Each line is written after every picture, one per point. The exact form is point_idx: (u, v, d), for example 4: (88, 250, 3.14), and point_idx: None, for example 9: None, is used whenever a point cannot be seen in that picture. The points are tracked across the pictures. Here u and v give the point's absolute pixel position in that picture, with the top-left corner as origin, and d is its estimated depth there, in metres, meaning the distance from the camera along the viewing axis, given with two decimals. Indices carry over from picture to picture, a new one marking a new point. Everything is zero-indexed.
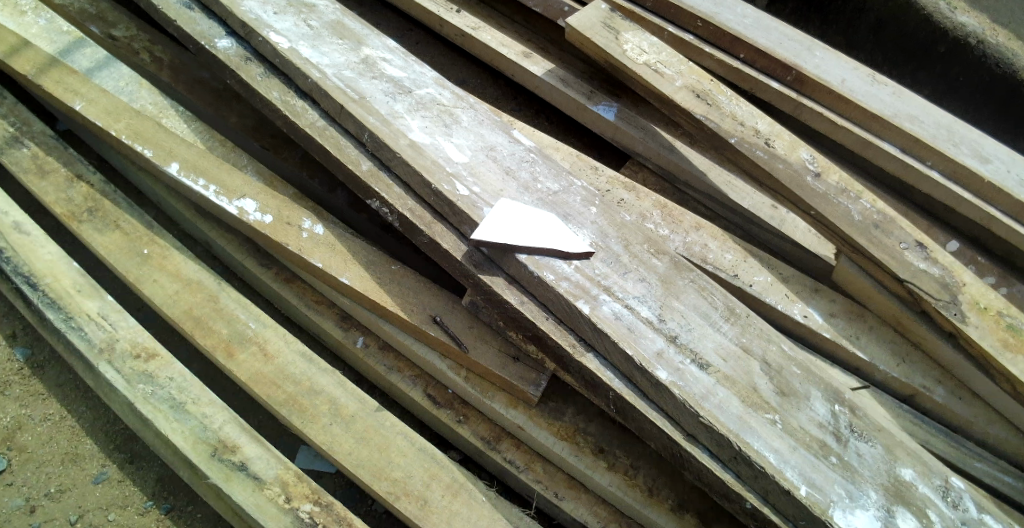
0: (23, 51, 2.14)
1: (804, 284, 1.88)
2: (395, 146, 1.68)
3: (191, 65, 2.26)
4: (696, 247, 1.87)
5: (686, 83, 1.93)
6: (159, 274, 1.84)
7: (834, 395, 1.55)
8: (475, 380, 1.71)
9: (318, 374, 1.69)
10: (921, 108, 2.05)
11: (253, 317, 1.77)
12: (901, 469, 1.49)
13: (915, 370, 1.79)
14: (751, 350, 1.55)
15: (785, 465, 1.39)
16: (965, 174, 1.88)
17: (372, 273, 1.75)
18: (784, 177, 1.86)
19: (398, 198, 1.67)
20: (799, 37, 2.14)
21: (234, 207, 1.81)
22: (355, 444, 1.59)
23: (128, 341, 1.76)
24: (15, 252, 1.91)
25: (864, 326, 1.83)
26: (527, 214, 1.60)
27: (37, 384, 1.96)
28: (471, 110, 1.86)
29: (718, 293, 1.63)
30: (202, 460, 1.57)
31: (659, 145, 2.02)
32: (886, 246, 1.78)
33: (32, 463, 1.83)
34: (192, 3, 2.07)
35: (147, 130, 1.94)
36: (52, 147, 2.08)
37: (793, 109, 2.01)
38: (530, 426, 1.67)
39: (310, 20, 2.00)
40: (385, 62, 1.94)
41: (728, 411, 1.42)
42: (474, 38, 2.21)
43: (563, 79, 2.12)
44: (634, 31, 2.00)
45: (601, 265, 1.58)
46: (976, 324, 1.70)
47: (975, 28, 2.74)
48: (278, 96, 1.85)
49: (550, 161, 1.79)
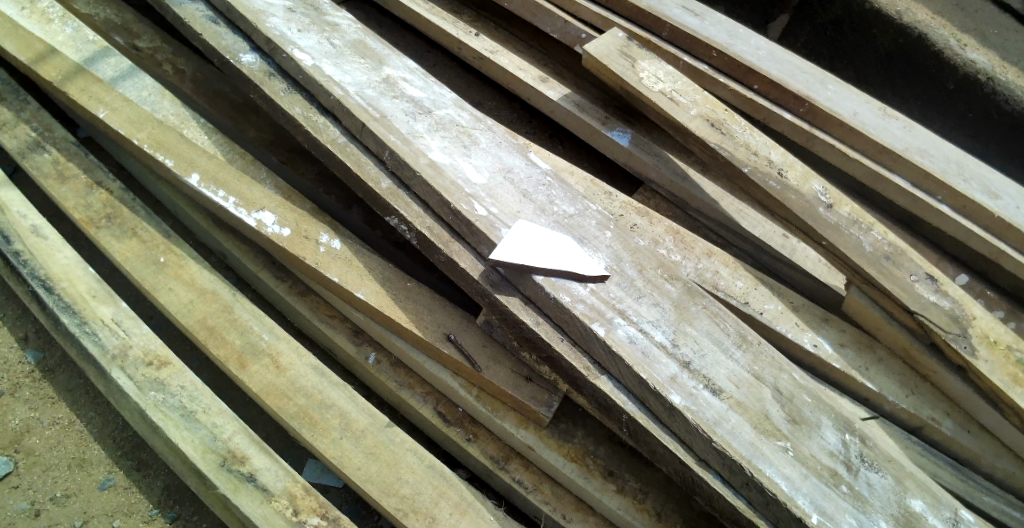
0: (50, 58, 2.17)
1: (814, 314, 1.89)
2: (415, 165, 1.70)
3: (213, 79, 2.32)
4: (707, 273, 1.89)
5: (700, 112, 1.95)
6: (175, 282, 1.86)
7: (844, 424, 1.56)
8: (487, 399, 1.72)
9: (330, 387, 1.70)
10: (932, 143, 2.07)
11: (266, 328, 1.78)
12: (911, 500, 1.49)
13: (924, 402, 1.79)
14: (763, 378, 1.56)
15: (797, 492, 1.39)
16: (975, 209, 1.90)
17: (387, 289, 1.77)
18: (797, 208, 1.87)
19: (416, 216, 1.69)
20: (811, 70, 2.19)
21: (253, 219, 1.83)
22: (364, 459, 1.60)
23: (141, 349, 1.77)
24: (32, 255, 1.93)
25: (874, 357, 1.84)
26: (544, 237, 1.62)
27: (47, 388, 1.97)
28: (489, 132, 1.89)
29: (730, 320, 1.64)
30: (211, 470, 1.57)
31: (672, 172, 2.05)
32: (897, 278, 1.79)
33: (39, 466, 1.83)
34: (218, 18, 2.11)
35: (169, 140, 1.97)
36: (73, 154, 2.12)
37: (806, 140, 2.03)
38: (540, 447, 1.67)
39: (332, 38, 2.05)
40: (406, 82, 1.98)
41: (740, 437, 1.43)
42: (491, 61, 2.25)
43: (579, 104, 2.16)
44: (650, 59, 2.04)
45: (615, 289, 1.59)
46: (985, 357, 1.71)
47: (985, 65, 2.76)
48: (300, 112, 1.87)
49: (566, 185, 1.81)
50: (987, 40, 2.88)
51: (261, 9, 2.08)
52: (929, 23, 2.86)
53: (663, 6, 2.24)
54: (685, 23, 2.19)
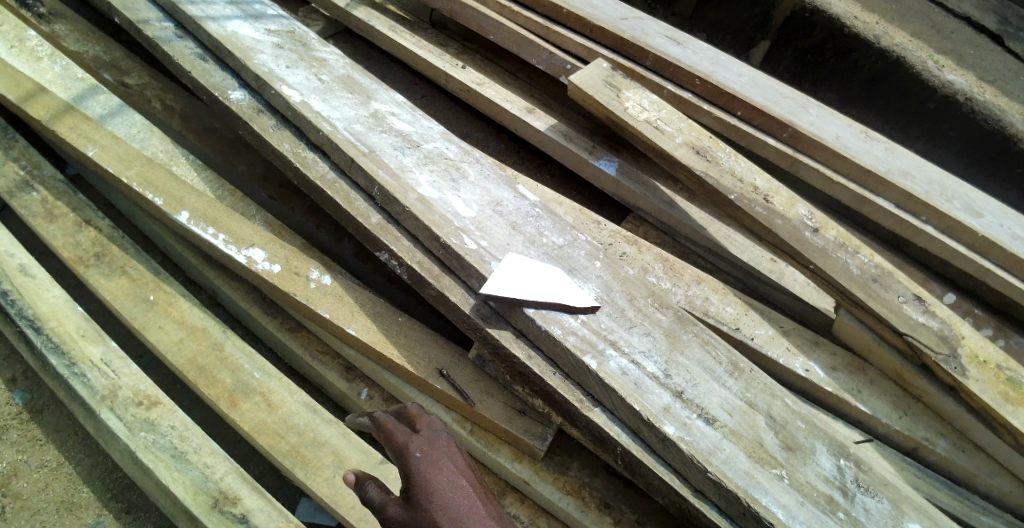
0: (38, 96, 2.17)
1: (805, 337, 1.90)
2: (404, 200, 1.71)
3: (202, 115, 2.33)
4: (697, 299, 1.90)
5: (686, 141, 1.97)
6: (164, 320, 1.85)
7: (839, 449, 1.56)
8: (481, 433, 1.71)
9: (322, 425, 1.68)
10: (914, 165, 2.11)
11: (257, 366, 1.77)
12: (908, 524, 1.49)
13: (918, 423, 1.79)
14: (756, 405, 1.56)
15: (793, 520, 1.40)
16: (959, 228, 1.93)
17: (379, 324, 1.77)
18: (784, 233, 1.89)
19: (407, 252, 1.70)
20: (793, 96, 2.23)
21: (243, 256, 1.83)
22: (358, 497, 1.58)
23: (131, 389, 1.75)
24: (21, 294, 1.92)
25: (866, 380, 1.84)
26: (534, 269, 1.63)
27: (35, 429, 1.94)
28: (478, 165, 1.91)
29: (721, 347, 1.64)
30: (203, 512, 1.55)
31: (659, 200, 2.07)
32: (885, 300, 1.80)
33: (26, 510, 1.80)
34: (206, 55, 2.13)
35: (158, 177, 1.97)
36: (62, 193, 2.11)
37: (790, 164, 2.06)
38: (536, 481, 1.66)
39: (320, 74, 2.07)
40: (394, 116, 1.99)
41: (735, 466, 1.43)
42: (478, 93, 2.28)
43: (566, 133, 2.18)
44: (634, 89, 2.07)
45: (606, 320, 1.60)
46: (976, 377, 1.72)
47: (963, 85, 2.82)
48: (290, 148, 1.89)
49: (556, 216, 1.82)
50: (964, 60, 2.95)
51: (249, 46, 2.10)
52: (906, 45, 2.93)
53: (647, 36, 2.27)
54: (668, 52, 2.22)
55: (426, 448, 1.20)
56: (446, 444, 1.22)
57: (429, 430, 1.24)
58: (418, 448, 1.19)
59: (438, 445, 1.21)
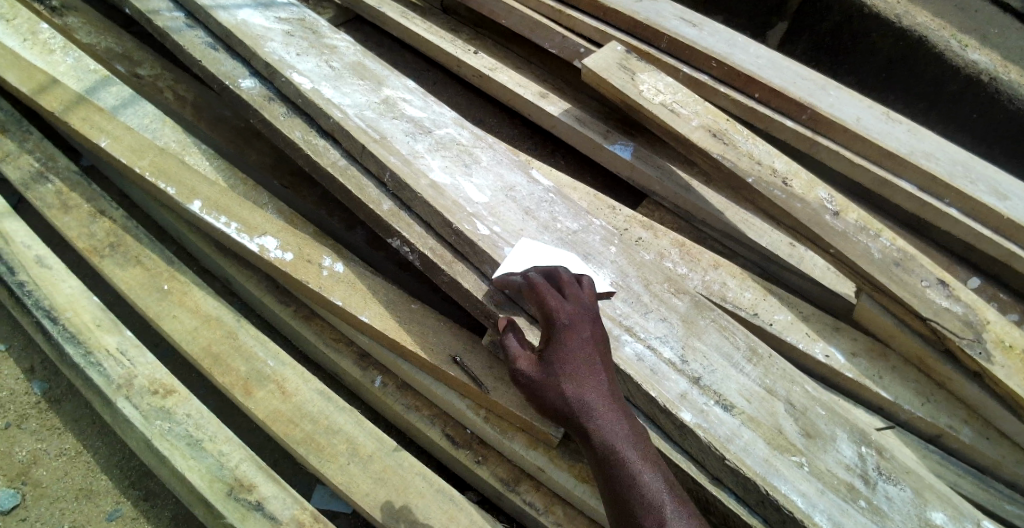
0: (51, 88, 2.17)
1: (825, 322, 1.86)
2: (416, 186, 1.69)
3: (214, 104, 2.33)
4: (714, 285, 1.87)
5: (702, 123, 1.93)
6: (179, 309, 1.85)
7: (860, 436, 1.52)
8: (495, 420, 1.69)
9: (336, 412, 1.68)
10: (938, 146, 2.05)
11: (271, 355, 1.77)
12: (932, 513, 1.45)
13: (940, 410, 1.75)
14: (775, 391, 1.53)
15: (813, 508, 1.37)
16: (984, 211, 1.87)
17: (392, 311, 1.76)
18: (803, 216, 1.85)
19: (419, 238, 1.68)
20: (813, 78, 2.17)
21: (256, 244, 1.82)
22: (372, 485, 1.58)
23: (147, 377, 1.76)
24: (37, 285, 1.93)
25: (887, 366, 1.81)
26: (548, 254, 1.60)
27: (53, 418, 1.96)
28: (490, 150, 1.89)
29: (740, 332, 1.61)
30: (219, 499, 1.55)
31: (675, 184, 2.04)
32: (908, 284, 1.75)
33: (46, 498, 1.81)
34: (217, 44, 2.12)
35: (170, 166, 1.97)
36: (76, 184, 2.12)
37: (809, 147, 2.01)
38: (550, 468, 1.64)
39: (331, 61, 2.06)
40: (405, 102, 1.97)
41: (753, 453, 1.41)
42: (490, 78, 2.25)
43: (580, 118, 2.15)
44: (649, 71, 2.03)
45: (621, 305, 1.57)
46: (1002, 363, 1.66)
47: (987, 65, 2.73)
48: (301, 136, 1.87)
49: (570, 201, 1.80)
50: (988, 40, 2.87)
51: (259, 34, 2.08)
52: (929, 25, 2.85)
53: (662, 18, 2.23)
54: (683, 34, 2.18)
55: (574, 317, 1.32)
56: (590, 316, 1.34)
57: (579, 303, 1.35)
58: (567, 316, 1.31)
59: (583, 316, 1.33)
